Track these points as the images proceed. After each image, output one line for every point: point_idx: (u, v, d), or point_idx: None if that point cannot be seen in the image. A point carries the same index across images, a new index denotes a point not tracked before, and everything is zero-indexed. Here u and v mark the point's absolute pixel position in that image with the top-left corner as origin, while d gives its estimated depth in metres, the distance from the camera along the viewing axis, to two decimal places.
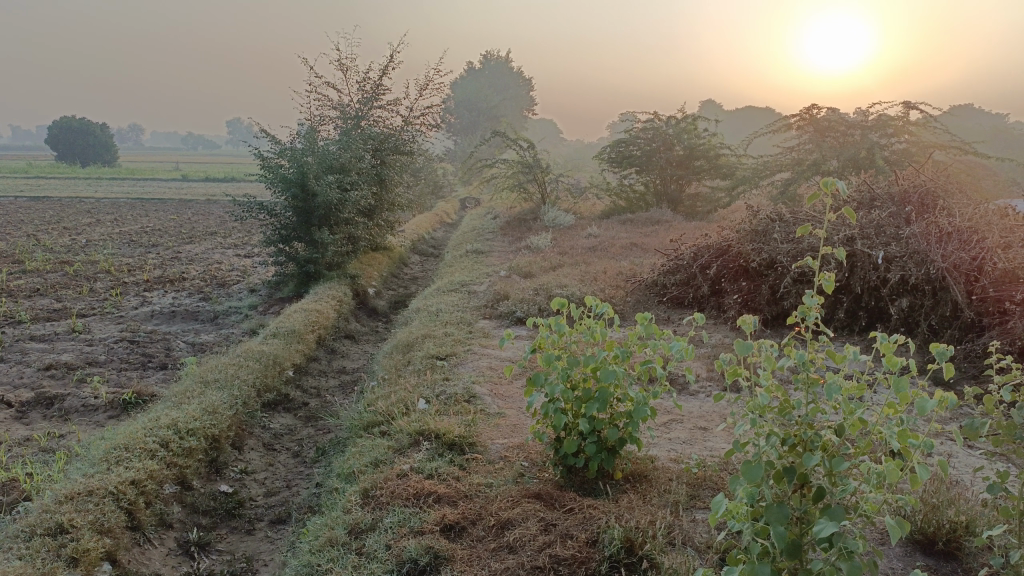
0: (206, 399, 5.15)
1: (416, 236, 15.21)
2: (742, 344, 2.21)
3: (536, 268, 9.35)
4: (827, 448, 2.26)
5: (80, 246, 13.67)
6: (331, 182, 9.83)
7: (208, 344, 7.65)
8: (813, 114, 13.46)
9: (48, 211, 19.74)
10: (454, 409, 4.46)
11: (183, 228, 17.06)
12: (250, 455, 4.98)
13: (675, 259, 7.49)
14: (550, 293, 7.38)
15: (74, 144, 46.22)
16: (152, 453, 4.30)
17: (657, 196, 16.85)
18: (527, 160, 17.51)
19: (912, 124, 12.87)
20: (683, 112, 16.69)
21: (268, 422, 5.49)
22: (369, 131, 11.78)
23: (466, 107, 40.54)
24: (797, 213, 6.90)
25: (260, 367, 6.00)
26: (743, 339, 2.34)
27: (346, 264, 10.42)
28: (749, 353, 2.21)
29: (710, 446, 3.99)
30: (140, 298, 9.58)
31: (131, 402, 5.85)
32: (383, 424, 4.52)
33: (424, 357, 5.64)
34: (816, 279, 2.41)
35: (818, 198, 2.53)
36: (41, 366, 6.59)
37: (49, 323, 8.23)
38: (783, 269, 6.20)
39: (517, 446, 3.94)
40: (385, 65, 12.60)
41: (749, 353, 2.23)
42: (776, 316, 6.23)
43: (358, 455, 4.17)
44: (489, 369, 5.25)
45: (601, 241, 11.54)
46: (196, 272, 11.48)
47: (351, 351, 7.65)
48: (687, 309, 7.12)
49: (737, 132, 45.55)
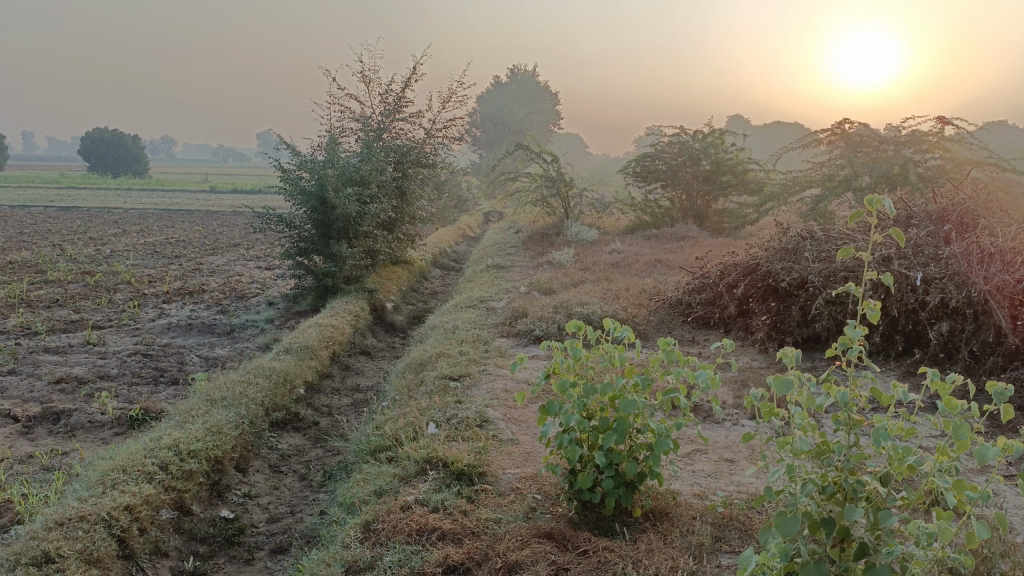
0: (211, 418, 4.97)
1: (437, 250, 15.08)
2: (781, 379, 1.95)
3: (556, 284, 9.13)
4: (872, 499, 2.00)
5: (104, 256, 13.70)
6: (351, 195, 9.70)
7: (221, 358, 7.52)
8: (844, 128, 13.12)
9: (75, 221, 19.94)
10: (465, 435, 4.24)
11: (206, 239, 17.07)
12: (255, 477, 4.80)
13: (700, 278, 7.24)
14: (570, 311, 7.15)
15: (106, 154, 46.98)
16: (150, 477, 4.13)
17: (682, 212, 16.58)
18: (551, 173, 17.30)
19: (947, 140, 12.48)
20: (710, 126, 16.42)
21: (276, 442, 5.32)
22: (391, 144, 11.67)
23: (493, 120, 40.67)
24: (830, 231, 6.61)
25: (270, 385, 5.82)
26: (780, 372, 2.09)
27: (365, 277, 10.28)
28: (788, 391, 1.94)
29: (737, 480, 3.73)
30: (158, 310, 9.50)
31: (138, 419, 5.71)
32: (391, 450, 4.32)
33: (436, 378, 5.42)
34: (860, 307, 2.15)
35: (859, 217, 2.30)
36: (52, 380, 6.48)
37: (65, 334, 8.15)
38: (815, 290, 5.92)
39: (530, 477, 3.70)
40: (408, 77, 12.47)
41: (787, 390, 1.96)
42: (807, 338, 5.94)
43: (363, 483, 3.96)
44: (504, 392, 5.02)
45: (625, 257, 11.32)
46: (215, 284, 11.41)
47: (366, 368, 7.47)
48: (712, 329, 6.84)
49: (764, 148, 45.14)
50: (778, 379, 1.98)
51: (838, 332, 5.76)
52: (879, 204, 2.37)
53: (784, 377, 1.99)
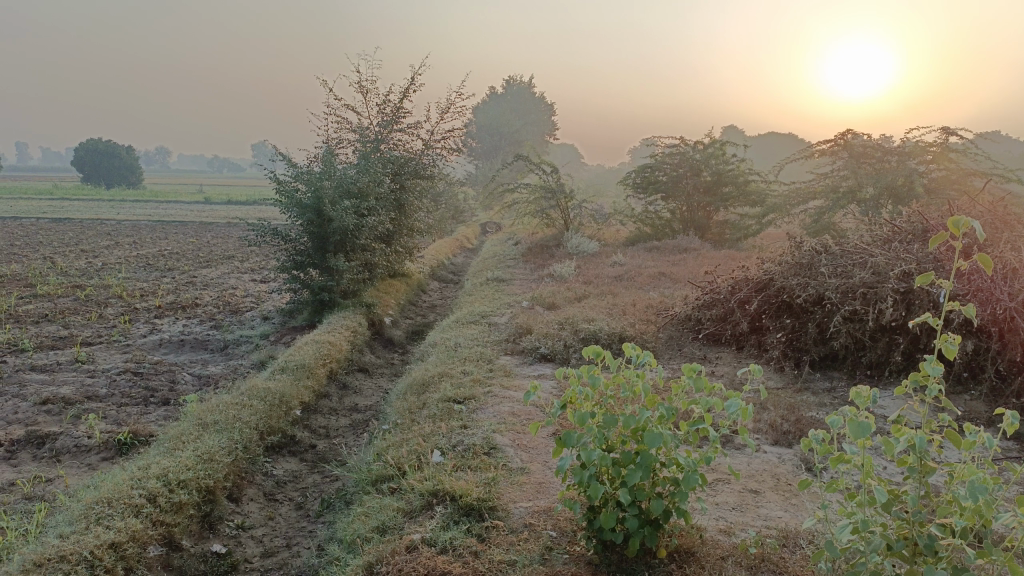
0: (202, 444, 4.72)
1: (435, 262, 14.84)
2: (857, 422, 1.77)
3: (559, 299, 8.89)
4: (949, 558, 1.82)
5: (96, 270, 13.41)
6: (348, 207, 9.46)
7: (215, 377, 7.26)
8: (847, 139, 12.94)
9: (67, 233, 19.64)
10: (473, 464, 4.00)
11: (200, 252, 16.79)
12: (248, 507, 4.55)
13: (710, 293, 7.03)
14: (576, 327, 6.91)
15: (100, 164, 46.66)
16: (137, 510, 3.87)
17: (683, 223, 16.37)
18: (550, 184, 17.10)
19: (952, 151, 12.29)
20: (710, 137, 16.24)
21: (271, 468, 5.06)
22: (389, 155, 11.45)
23: (489, 131, 40.60)
24: (845, 246, 6.42)
25: (264, 408, 5.56)
26: (850, 414, 1.91)
27: (363, 292, 10.04)
28: (865, 436, 1.76)
29: (765, 514, 3.50)
30: (149, 325, 9.23)
31: (127, 442, 5.44)
32: (394, 480, 4.08)
33: (440, 401, 5.18)
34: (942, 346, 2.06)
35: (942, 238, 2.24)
36: (38, 401, 6.22)
37: (53, 352, 7.89)
38: (832, 306, 5.73)
39: (544, 511, 3.45)
40: (406, 87, 12.24)
41: (863, 433, 1.78)
42: (824, 356, 5.76)
43: (364, 517, 3.72)
44: (513, 416, 4.77)
45: (628, 270, 11.10)
46: (209, 298, 11.15)
47: (364, 387, 7.23)
48: (724, 347, 6.62)
49: (765, 160, 45.00)
50: (852, 422, 1.81)
51: (857, 350, 5.58)
52: (962, 227, 2.26)
53: (857, 418, 1.82)
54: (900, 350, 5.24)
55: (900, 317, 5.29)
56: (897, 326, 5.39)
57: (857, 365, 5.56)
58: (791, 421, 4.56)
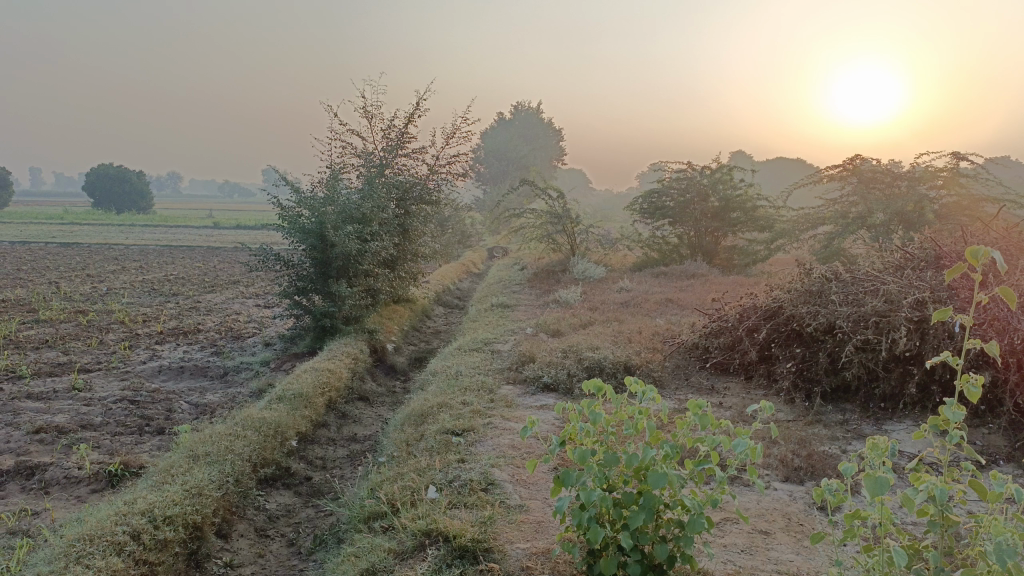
0: (192, 478, 4.57)
1: (440, 287, 14.72)
2: (874, 477, 1.65)
3: (564, 326, 8.73)
4: None
5: (100, 295, 13.34)
6: (351, 233, 9.36)
7: (212, 405, 7.13)
8: (856, 164, 12.81)
9: (75, 257, 19.67)
10: (469, 501, 3.84)
11: (206, 277, 16.74)
12: (238, 544, 4.39)
13: (718, 321, 6.87)
14: (581, 356, 6.74)
15: (111, 189, 46.99)
16: (119, 548, 3.71)
17: (691, 248, 16.23)
18: (556, 210, 16.99)
19: (963, 176, 12.14)
20: (717, 162, 16.15)
21: (264, 501, 4.91)
22: (393, 180, 11.39)
23: (497, 157, 40.69)
24: (856, 274, 6.27)
25: (259, 438, 5.41)
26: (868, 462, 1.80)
27: (366, 317, 9.90)
28: (883, 492, 1.63)
29: (775, 558, 3.31)
30: (150, 352, 9.11)
31: (118, 474, 5.30)
32: (387, 517, 3.92)
33: (438, 433, 5.02)
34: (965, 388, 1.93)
35: (960, 269, 2.13)
36: (30, 430, 6.08)
37: (50, 379, 7.76)
38: (843, 335, 5.56)
39: (542, 553, 3.28)
40: (411, 112, 12.21)
41: (882, 489, 1.65)
42: (835, 387, 5.58)
43: (353, 558, 3.56)
44: (512, 449, 4.61)
45: (634, 296, 10.94)
46: (212, 324, 11.05)
47: (364, 415, 7.07)
48: (731, 376, 6.46)
49: (774, 185, 44.87)
50: (868, 476, 1.69)
51: (870, 381, 5.40)
52: (984, 259, 2.14)
53: (876, 473, 1.69)
54: (914, 381, 5.07)
55: (913, 348, 5.13)
56: (911, 357, 5.23)
57: (870, 397, 5.37)
58: (802, 456, 4.38)
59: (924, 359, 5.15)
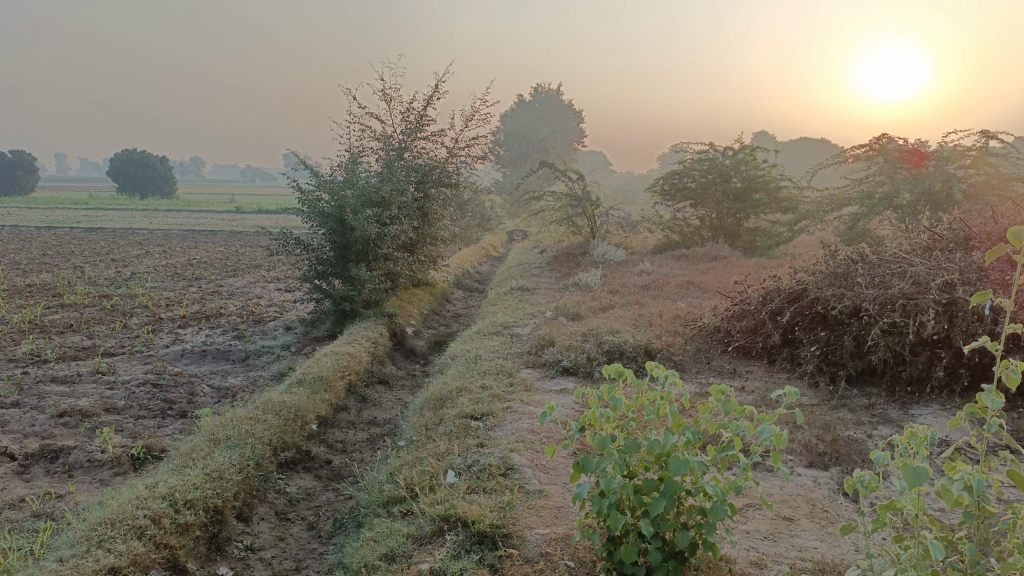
0: (212, 462, 4.59)
1: (459, 271, 14.69)
2: (912, 469, 1.59)
3: (584, 309, 8.66)
4: None
5: (124, 279, 13.46)
6: (370, 217, 9.34)
7: (233, 389, 7.16)
8: (883, 143, 12.56)
9: (100, 242, 19.86)
10: (489, 486, 3.82)
11: (228, 261, 16.84)
12: (259, 527, 4.41)
13: (741, 304, 6.77)
14: (601, 339, 6.67)
15: (135, 175, 47.42)
16: (140, 532, 3.74)
17: (712, 230, 16.06)
18: (576, 192, 16.87)
19: (992, 155, 11.86)
20: (739, 143, 15.92)
21: (284, 485, 4.92)
22: (412, 163, 11.34)
23: (517, 139, 40.44)
24: (883, 255, 6.13)
25: (279, 422, 5.42)
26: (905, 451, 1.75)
27: (385, 301, 9.89)
28: (921, 482, 1.58)
29: (799, 544, 3.26)
30: (172, 335, 9.18)
31: (140, 458, 5.34)
32: (406, 502, 3.91)
33: (457, 417, 5.00)
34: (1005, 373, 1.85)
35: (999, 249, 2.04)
36: (55, 414, 6.15)
37: (75, 363, 7.84)
38: (869, 318, 5.45)
39: (561, 539, 3.24)
40: (430, 94, 12.13)
41: (919, 480, 1.59)
42: (861, 371, 5.48)
43: (372, 543, 3.55)
44: (532, 434, 4.58)
45: (655, 279, 10.83)
46: (233, 308, 11.11)
47: (384, 399, 7.07)
48: (754, 360, 6.37)
49: (798, 165, 44.28)
50: (903, 467, 1.63)
51: (896, 365, 5.29)
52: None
53: (914, 464, 1.63)
54: (942, 364, 4.96)
55: (941, 331, 5.01)
56: (938, 340, 5.12)
57: (897, 381, 5.27)
58: (827, 442, 4.30)
59: (953, 342, 5.04)
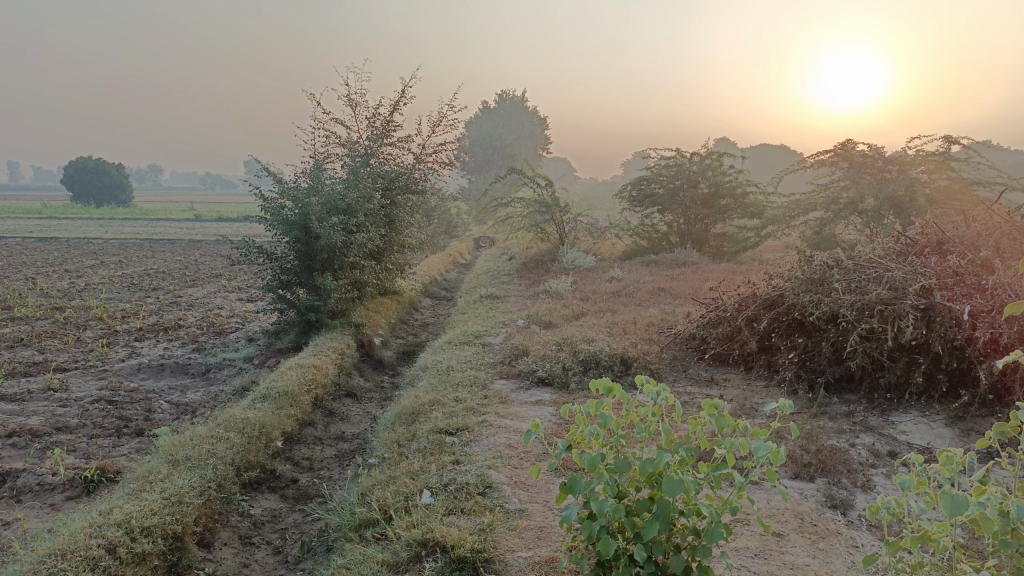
0: (171, 485, 4.33)
1: (427, 279, 14.47)
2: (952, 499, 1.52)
3: (556, 317, 8.53)
4: None
5: (78, 290, 12.97)
6: (335, 224, 9.08)
7: (194, 405, 6.86)
8: (848, 148, 12.66)
9: (53, 252, 19.21)
10: (467, 507, 3.64)
11: (188, 271, 16.38)
12: (221, 553, 4.16)
13: (716, 311, 6.70)
14: (576, 348, 6.53)
15: (90, 183, 46.25)
16: (93, 564, 3.48)
17: (680, 236, 16.07)
18: (544, 198, 16.75)
19: (954, 161, 12.02)
20: (706, 149, 15.96)
21: (248, 507, 4.68)
22: (379, 169, 11.11)
23: (481, 145, 40.32)
24: (858, 260, 6.11)
25: (242, 440, 5.17)
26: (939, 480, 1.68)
27: (352, 311, 9.64)
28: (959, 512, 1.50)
29: (791, 562, 3.13)
30: (129, 349, 8.82)
31: (93, 480, 5.04)
32: (380, 525, 3.72)
33: (430, 433, 4.81)
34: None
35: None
36: (3, 434, 5.80)
37: (25, 379, 7.46)
38: (847, 324, 5.39)
39: (545, 562, 3.07)
40: (396, 100, 11.91)
41: (959, 511, 1.52)
42: (839, 378, 5.42)
43: (344, 570, 3.35)
44: (510, 449, 4.41)
45: (626, 285, 10.74)
46: (193, 319, 10.75)
47: (352, 413, 6.85)
48: (731, 367, 6.28)
49: (759, 171, 44.85)
50: (943, 497, 1.55)
51: (875, 371, 5.24)
52: None
53: (953, 495, 1.55)
54: (921, 370, 4.93)
55: (920, 337, 4.98)
56: (917, 346, 5.08)
57: (875, 388, 5.21)
58: (812, 452, 4.21)
59: (931, 347, 5.01)
